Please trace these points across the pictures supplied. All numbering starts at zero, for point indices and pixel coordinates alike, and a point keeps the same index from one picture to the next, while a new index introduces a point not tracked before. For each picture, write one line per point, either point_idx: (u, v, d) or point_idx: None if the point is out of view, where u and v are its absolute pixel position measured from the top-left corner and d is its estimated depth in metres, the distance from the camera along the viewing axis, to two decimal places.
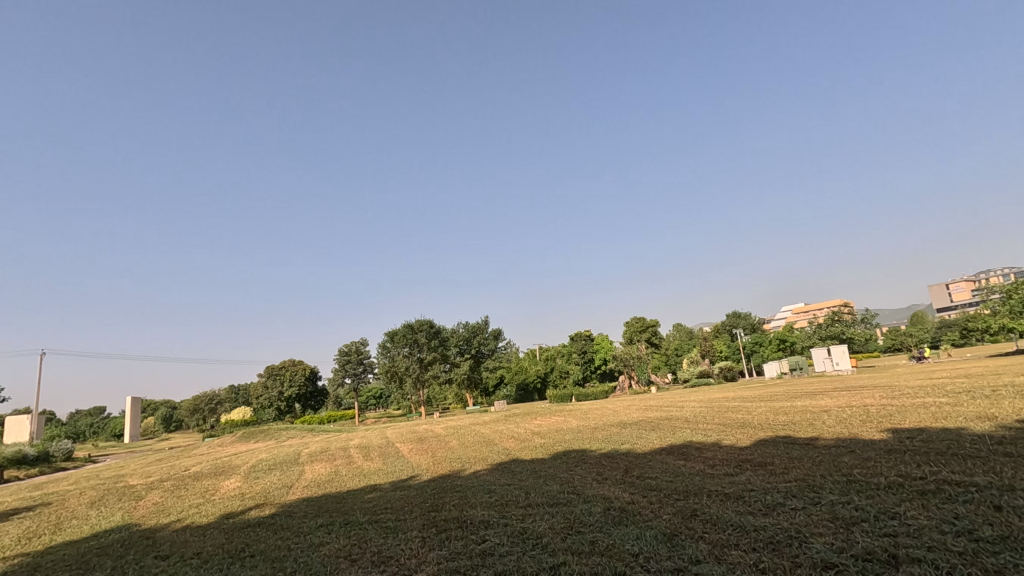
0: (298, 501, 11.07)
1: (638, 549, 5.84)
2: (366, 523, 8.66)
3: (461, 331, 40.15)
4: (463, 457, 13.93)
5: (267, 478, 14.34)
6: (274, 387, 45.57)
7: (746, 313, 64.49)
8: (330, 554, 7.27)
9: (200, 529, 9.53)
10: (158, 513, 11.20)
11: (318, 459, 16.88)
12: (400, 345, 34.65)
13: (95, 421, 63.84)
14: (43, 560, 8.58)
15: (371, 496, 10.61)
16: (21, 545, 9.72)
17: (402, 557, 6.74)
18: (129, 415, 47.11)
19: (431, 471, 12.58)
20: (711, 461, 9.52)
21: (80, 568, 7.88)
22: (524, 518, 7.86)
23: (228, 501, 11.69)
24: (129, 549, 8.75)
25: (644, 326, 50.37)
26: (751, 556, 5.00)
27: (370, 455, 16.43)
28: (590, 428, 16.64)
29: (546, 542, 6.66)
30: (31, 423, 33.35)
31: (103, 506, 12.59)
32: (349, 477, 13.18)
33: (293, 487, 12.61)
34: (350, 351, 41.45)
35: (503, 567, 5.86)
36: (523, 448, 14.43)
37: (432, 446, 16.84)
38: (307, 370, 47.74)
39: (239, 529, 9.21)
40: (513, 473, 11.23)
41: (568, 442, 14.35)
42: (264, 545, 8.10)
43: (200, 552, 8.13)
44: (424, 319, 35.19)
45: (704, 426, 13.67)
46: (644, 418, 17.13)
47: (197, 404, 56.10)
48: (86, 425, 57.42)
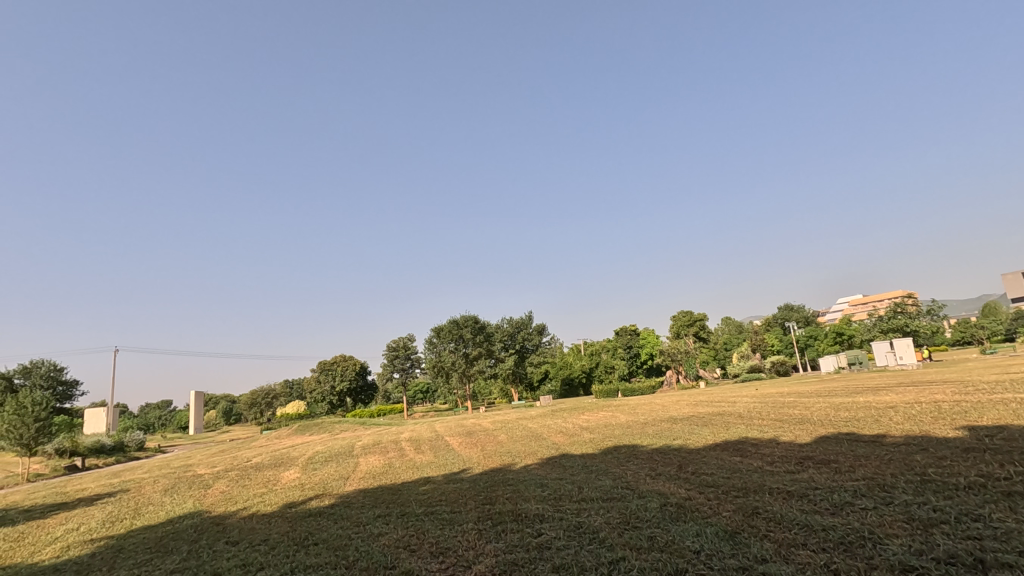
0: (355, 492, 11.41)
1: (699, 546, 5.71)
2: (422, 514, 8.82)
3: (505, 326, 40.40)
4: (513, 452, 14.01)
5: (324, 469, 14.84)
6: (327, 381, 47.12)
7: (799, 306, 61.83)
8: (389, 544, 7.44)
9: (266, 517, 9.96)
10: (226, 501, 11.79)
11: (371, 451, 17.33)
12: (446, 341, 35.21)
13: (163, 413, 67.93)
14: (125, 542, 9.16)
15: (425, 488, 10.81)
16: (105, 528, 10.42)
17: (459, 549, 6.82)
18: (194, 409, 49.77)
19: (482, 465, 12.71)
20: (770, 458, 9.23)
21: (159, 551, 8.39)
22: (579, 512, 7.83)
23: (290, 491, 12.17)
24: (201, 534, 9.22)
25: (692, 321, 49.29)
26: (821, 556, 4.81)
27: (420, 448, 16.72)
28: (640, 423, 16.47)
29: (603, 537, 6.60)
30: (106, 415, 35.62)
31: (176, 494, 13.34)
32: (403, 469, 13.46)
33: (350, 478, 13.01)
34: (398, 346, 42.38)
35: (562, 562, 5.83)
36: (573, 443, 14.37)
37: (481, 440, 17.02)
38: (357, 365, 48.99)
39: (301, 518, 9.56)
40: (565, 468, 11.21)
41: (618, 437, 14.20)
42: (326, 534, 8.37)
43: (267, 538, 8.50)
44: (469, 315, 35.57)
45: (759, 422, 13.25)
46: (695, 414, 16.81)
47: (255, 398, 58.59)
48: (155, 418, 61.12)
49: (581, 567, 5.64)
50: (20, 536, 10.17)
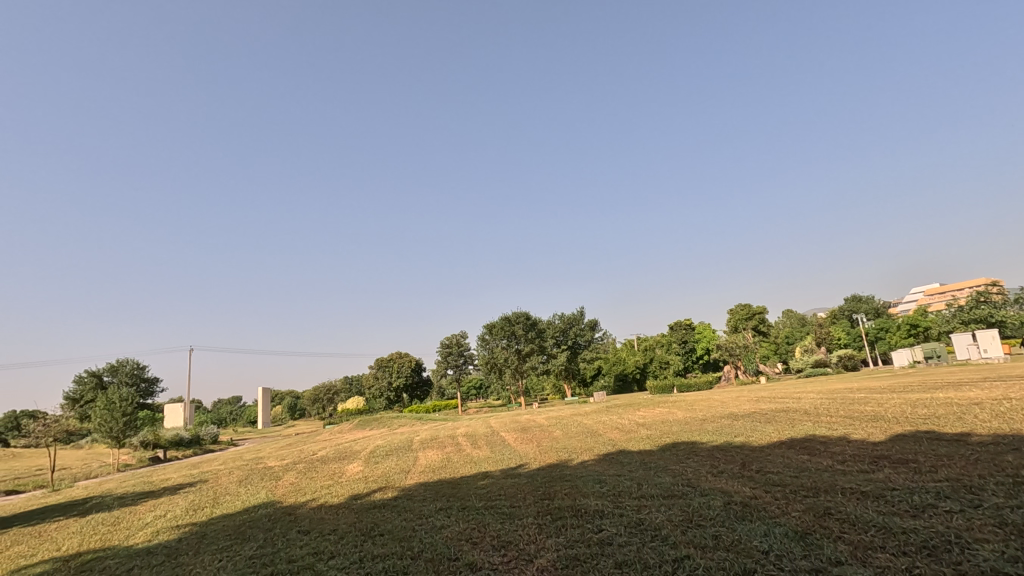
0: (416, 485, 11.75)
1: (767, 546, 5.55)
2: (482, 508, 8.98)
3: (557, 322, 40.28)
4: (569, 447, 13.99)
5: (386, 462, 15.33)
6: (384, 377, 48.47)
7: (868, 297, 58.35)
8: (451, 536, 7.62)
9: (334, 508, 10.41)
10: (296, 492, 12.41)
11: (430, 446, 17.74)
12: (499, 337, 35.55)
13: (235, 408, 71.97)
14: (208, 528, 9.81)
15: (484, 483, 11.00)
16: (189, 515, 11.20)
17: (521, 543, 6.91)
18: (262, 404, 52.43)
19: (539, 460, 12.77)
20: (840, 457, 8.81)
21: (238, 537, 8.95)
22: (639, 509, 7.77)
23: (354, 484, 12.65)
24: (275, 523, 9.74)
25: (751, 313, 47.32)
26: (902, 560, 4.58)
27: (477, 443, 16.97)
28: (699, 420, 16.07)
29: (665, 534, 6.52)
30: (184, 410, 38.07)
31: (250, 484, 14.15)
32: (461, 463, 13.73)
33: (411, 472, 13.39)
34: (452, 343, 43.05)
35: (624, 558, 5.82)
36: (630, 439, 14.22)
37: (537, 435, 17.08)
38: (413, 362, 50.14)
39: (366, 510, 9.95)
40: (623, 464, 11.09)
41: (677, 434, 13.93)
42: (391, 525, 8.67)
43: (336, 528, 8.90)
44: (520, 311, 35.70)
45: (827, 419, 12.68)
46: (757, 410, 16.25)
47: (317, 394, 60.95)
48: (227, 413, 64.83)
49: (644, 564, 5.60)
50: (116, 521, 11.08)
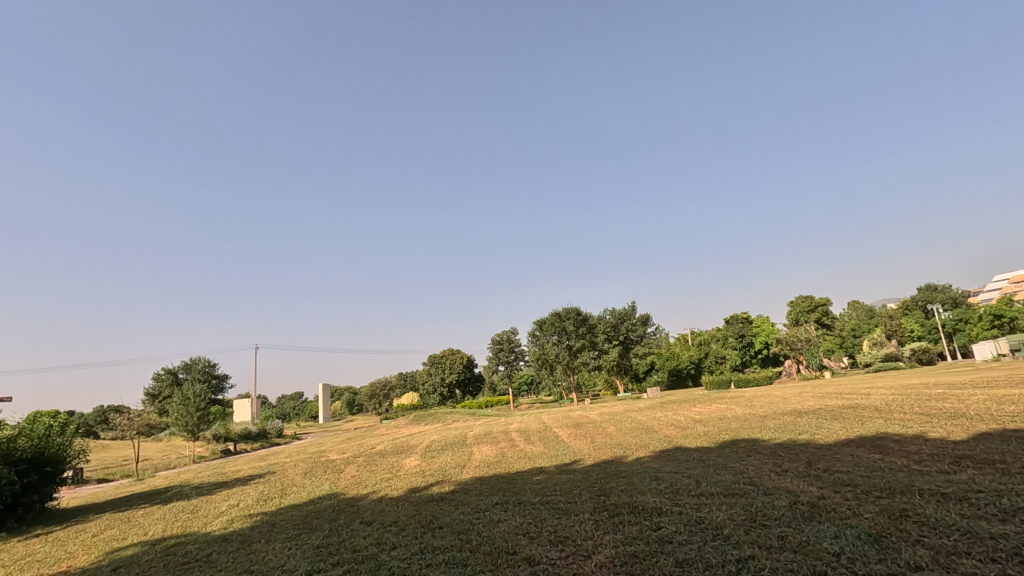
0: (472, 479, 11.96)
1: (838, 548, 5.33)
2: (538, 503, 9.02)
3: (608, 317, 39.92)
4: (623, 444, 13.82)
5: (442, 457, 15.65)
6: (437, 373, 49.47)
7: (943, 285, 54.58)
8: (509, 531, 7.71)
9: (394, 501, 10.74)
10: (357, 484, 12.89)
11: (483, 441, 17.97)
12: (549, 333, 35.52)
13: (297, 403, 75.30)
14: (278, 518, 10.34)
15: (539, 478, 11.04)
16: (260, 504, 11.85)
17: (578, 538, 6.91)
18: (323, 399, 54.59)
19: (593, 456, 12.70)
20: (916, 456, 8.29)
21: (306, 527, 9.39)
22: (699, 508, 7.60)
23: (412, 477, 12.98)
24: (339, 514, 10.15)
25: (813, 306, 45.44)
26: (991, 568, 4.28)
27: (530, 439, 17.04)
28: (759, 416, 15.57)
29: (727, 534, 6.36)
30: (251, 405, 40.19)
31: (315, 476, 14.81)
32: (515, 459, 13.83)
33: (466, 466, 13.63)
34: (502, 340, 43.35)
35: (685, 556, 5.72)
36: (686, 435, 13.90)
37: (590, 432, 16.96)
38: (464, 358, 50.82)
39: (425, 503, 10.20)
40: (680, 461, 10.88)
41: (736, 431, 13.50)
42: (449, 518, 8.86)
43: (396, 520, 9.18)
44: (571, 307, 35.52)
45: (901, 416, 11.98)
46: (823, 407, 15.56)
47: (374, 390, 62.87)
48: (291, 408, 67.97)
49: (706, 563, 5.48)
50: (195, 509, 11.85)
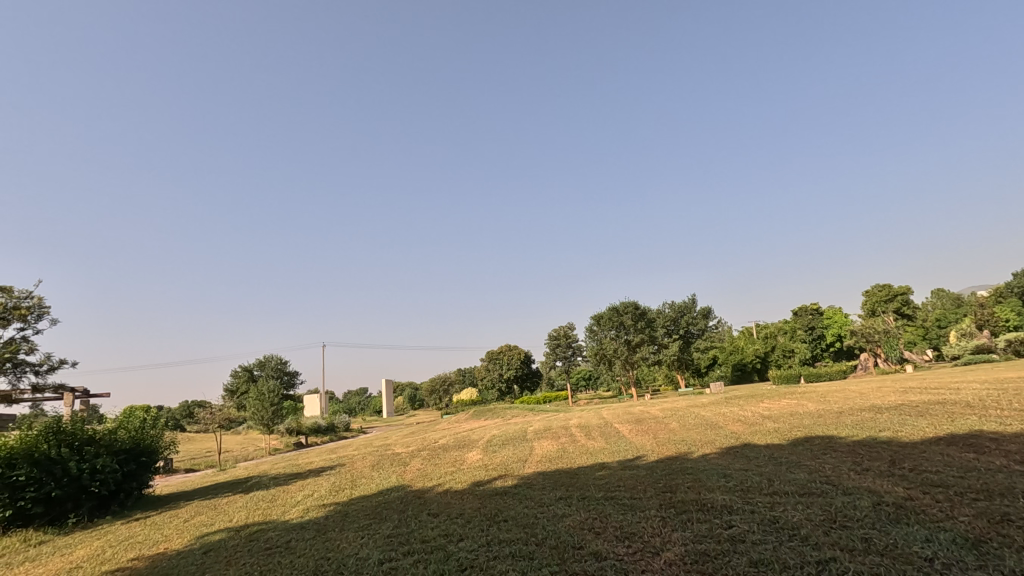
0: (535, 473, 12.00)
1: (930, 553, 4.99)
2: (602, 499, 8.94)
3: (667, 311, 38.98)
4: (688, 440, 13.48)
5: (503, 452, 15.79)
6: (495, 369, 49.93)
7: None
8: (574, 525, 7.69)
9: (459, 493, 10.96)
10: (423, 477, 13.25)
11: (544, 437, 17.96)
12: (607, 328, 35.06)
13: (362, 398, 78.12)
14: (350, 508, 10.80)
15: (602, 474, 10.95)
16: (333, 494, 12.42)
17: (645, 535, 6.79)
18: (386, 395, 56.34)
19: (657, 453, 12.42)
20: (1018, 456, 7.61)
21: (376, 517, 9.75)
22: (772, 507, 7.31)
23: (475, 471, 13.18)
24: (407, 505, 10.45)
25: (892, 295, 42.45)
26: None
27: (591, 435, 16.91)
28: (835, 412, 14.75)
29: (805, 534, 6.07)
30: (320, 400, 42.07)
31: (382, 469, 15.32)
32: (577, 454, 13.77)
33: (528, 461, 13.69)
34: (560, 335, 43.18)
35: (760, 556, 5.51)
36: (755, 432, 13.34)
37: (652, 427, 16.64)
38: (522, 354, 50.99)
39: (490, 496, 10.34)
40: (749, 458, 10.48)
41: (809, 427, 12.86)
42: (514, 512, 8.95)
43: (462, 512, 9.36)
44: (628, 301, 34.82)
45: (998, 413, 11.01)
46: (907, 402, 14.53)
47: (434, 385, 64.15)
48: (356, 403, 70.61)
49: (784, 564, 5.26)
50: (274, 498, 12.55)
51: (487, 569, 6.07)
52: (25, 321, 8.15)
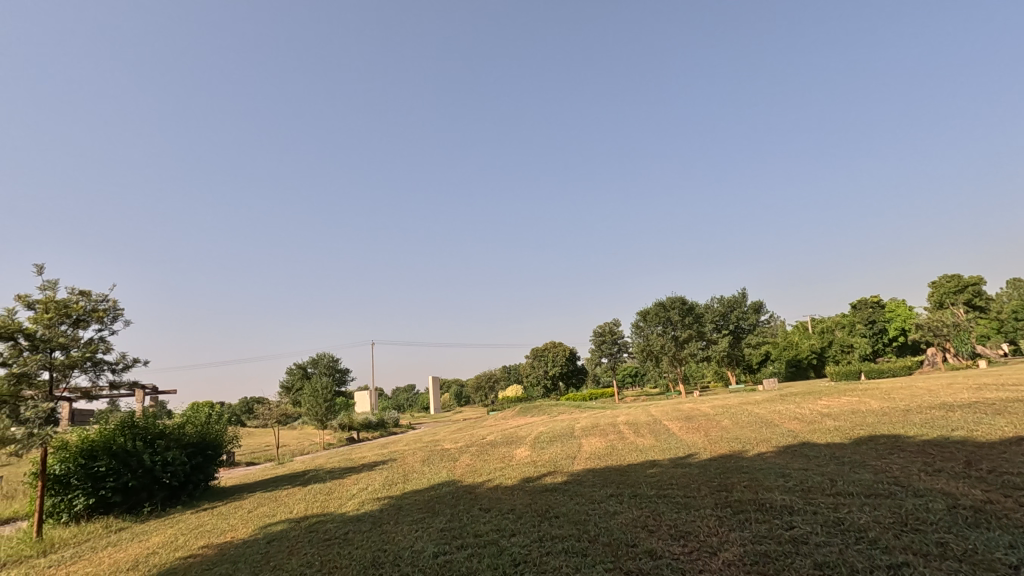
0: (584, 470, 11.95)
1: (1017, 560, 4.66)
2: (655, 497, 8.82)
3: (716, 305, 38.03)
4: (742, 438, 13.08)
5: (551, 448, 15.79)
6: (540, 366, 49.89)
7: None
8: (626, 523, 7.61)
9: (509, 489, 11.03)
10: (473, 472, 13.41)
11: (592, 433, 17.83)
12: (653, 324, 34.39)
13: (410, 395, 79.69)
14: (404, 501, 11.05)
15: (654, 471, 10.78)
16: (387, 488, 12.76)
17: (701, 535, 6.65)
18: (434, 392, 57.29)
19: (709, 451, 12.14)
20: None
21: (429, 511, 9.94)
22: (836, 508, 7.00)
23: (524, 467, 13.21)
24: (459, 500, 10.61)
25: (962, 285, 39.48)
26: None
27: (640, 432, 16.65)
28: (901, 410, 13.97)
29: (874, 537, 5.79)
30: (370, 397, 43.22)
31: (432, 464, 15.60)
32: (627, 451, 13.61)
33: (577, 457, 13.65)
34: (605, 332, 42.70)
35: (826, 559, 5.30)
36: (813, 430, 12.84)
37: (704, 425, 16.26)
38: (567, 351, 50.61)
39: (540, 492, 10.36)
40: (809, 457, 10.08)
41: (874, 426, 12.23)
42: (564, 508, 8.94)
43: (513, 508, 9.43)
44: (675, 296, 33.99)
45: None
46: (982, 400, 13.59)
47: (479, 382, 64.66)
48: (405, 400, 72.10)
49: (851, 567, 5.04)
50: (331, 491, 12.99)
51: (540, 564, 6.08)
52: (102, 323, 8.67)
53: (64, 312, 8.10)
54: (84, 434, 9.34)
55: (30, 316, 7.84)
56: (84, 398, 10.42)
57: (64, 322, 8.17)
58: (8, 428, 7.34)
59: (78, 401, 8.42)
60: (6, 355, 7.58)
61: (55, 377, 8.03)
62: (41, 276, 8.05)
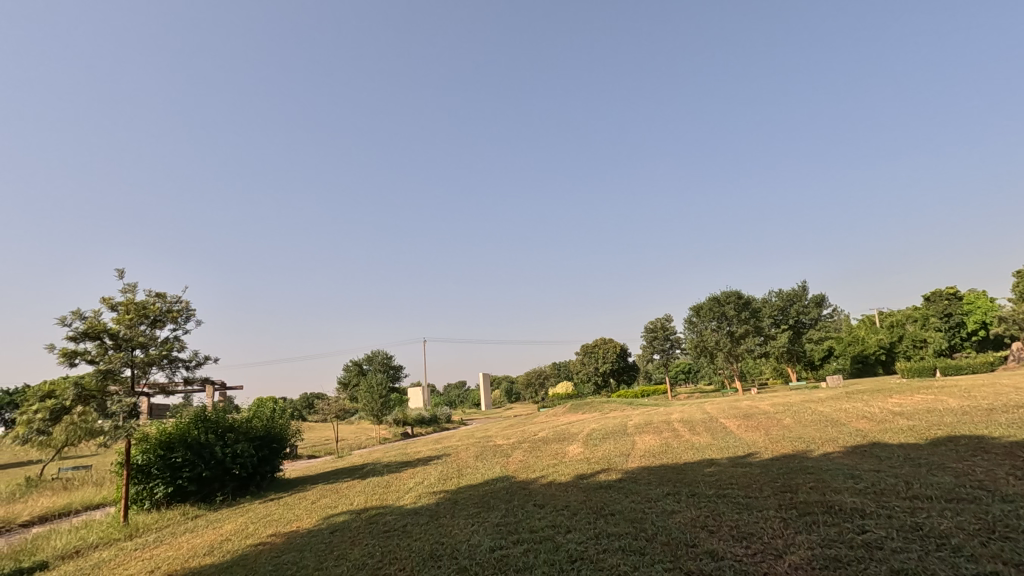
0: (639, 468, 11.77)
1: None
2: (714, 496, 8.57)
3: (774, 300, 36.66)
4: (806, 437, 12.53)
5: (604, 445, 15.65)
6: (590, 363, 49.51)
7: None
8: (684, 522, 7.45)
9: (563, 486, 11.01)
10: (526, 468, 13.47)
11: (645, 431, 17.56)
12: (707, 319, 33.32)
13: (462, 391, 80.97)
14: (459, 496, 11.23)
15: (712, 470, 10.48)
16: (443, 482, 13.00)
17: (765, 536, 6.42)
18: (485, 388, 57.96)
19: (771, 450, 11.70)
20: None
21: (484, 505, 10.06)
22: (913, 512, 6.60)
23: (577, 464, 13.14)
24: (513, 495, 10.68)
25: None
26: None
27: (696, 429, 16.25)
28: (984, 409, 12.98)
29: (957, 544, 5.42)
30: (423, 393, 44.16)
31: (486, 459, 15.74)
32: (683, 449, 13.31)
33: (631, 455, 13.45)
34: (656, 327, 41.85)
35: (902, 566, 5.00)
36: (885, 430, 12.14)
37: (764, 423, 15.67)
38: (618, 347, 49.93)
39: (594, 489, 10.29)
40: (881, 458, 9.53)
41: (953, 426, 11.43)
42: (620, 506, 8.84)
43: (567, 504, 9.40)
44: (731, 290, 32.76)
45: None
46: None
47: (530, 378, 64.76)
48: (457, 396, 73.39)
49: None
50: (389, 484, 13.35)
51: (597, 561, 6.04)
52: (176, 322, 9.22)
53: (142, 313, 8.69)
54: (162, 427, 9.96)
55: (114, 317, 8.46)
56: (161, 393, 11.15)
57: (143, 322, 8.75)
58: (97, 421, 7.94)
59: (155, 396, 8.96)
60: (94, 354, 8.21)
61: (136, 374, 8.61)
62: (123, 279, 8.67)
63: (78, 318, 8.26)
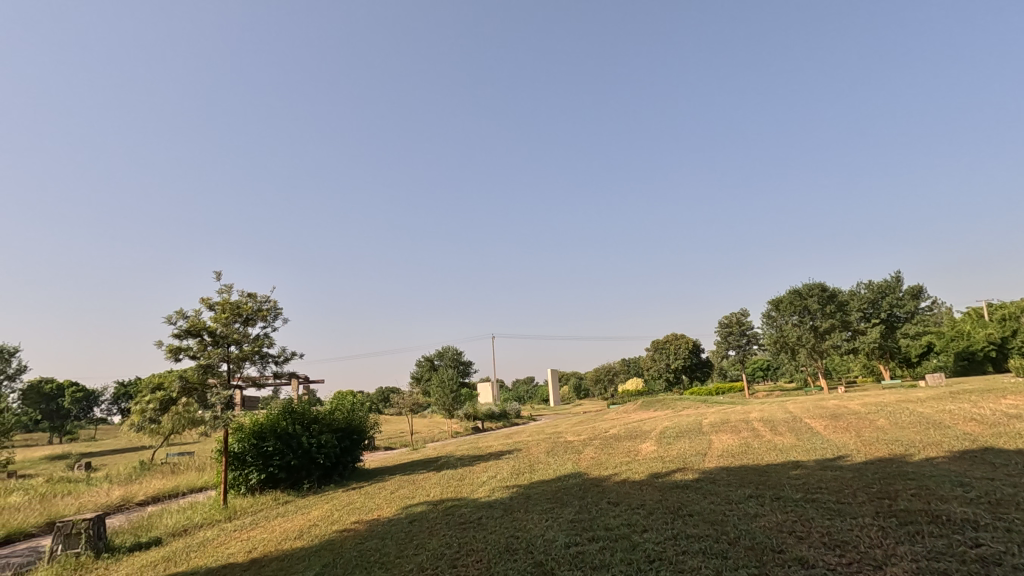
0: (717, 468, 11.32)
1: None
2: (802, 500, 8.08)
3: (863, 292, 34.20)
4: (905, 440, 11.54)
5: (679, 444, 15.17)
6: (661, 360, 48.24)
7: None
8: (770, 527, 7.08)
9: (637, 484, 10.79)
10: (598, 465, 13.31)
11: (723, 430, 16.85)
12: (788, 314, 31.51)
13: (531, 387, 81.28)
14: (532, 491, 11.29)
15: (799, 473, 9.89)
16: (515, 477, 13.12)
17: (862, 545, 6.00)
18: (553, 385, 57.91)
19: (864, 453, 10.87)
20: None
21: (556, 501, 10.05)
22: None
23: (652, 462, 12.83)
24: (586, 492, 10.60)
25: None
26: None
27: (778, 430, 15.40)
28: None
29: None
30: (493, 389, 44.70)
31: (557, 455, 15.70)
32: (765, 450, 12.65)
33: (708, 455, 12.96)
34: (731, 322, 40.08)
35: None
36: (998, 434, 10.96)
37: (855, 424, 14.57)
38: (690, 343, 48.28)
39: (670, 489, 10.01)
40: (995, 466, 8.61)
41: None
42: (698, 507, 8.55)
43: (642, 503, 9.21)
44: (813, 283, 30.71)
45: None
46: None
47: (598, 375, 63.99)
48: (526, 392, 73.86)
49: None
50: (463, 477, 13.63)
51: (677, 563, 5.86)
52: (265, 321, 9.82)
53: (236, 312, 9.34)
54: (255, 418, 10.70)
55: (212, 316, 9.14)
56: (252, 387, 11.92)
57: (237, 320, 9.41)
58: (198, 412, 8.63)
59: (248, 389, 9.60)
60: (195, 349, 8.93)
61: (231, 368, 9.28)
62: (219, 280, 9.34)
63: (182, 317, 9.02)
